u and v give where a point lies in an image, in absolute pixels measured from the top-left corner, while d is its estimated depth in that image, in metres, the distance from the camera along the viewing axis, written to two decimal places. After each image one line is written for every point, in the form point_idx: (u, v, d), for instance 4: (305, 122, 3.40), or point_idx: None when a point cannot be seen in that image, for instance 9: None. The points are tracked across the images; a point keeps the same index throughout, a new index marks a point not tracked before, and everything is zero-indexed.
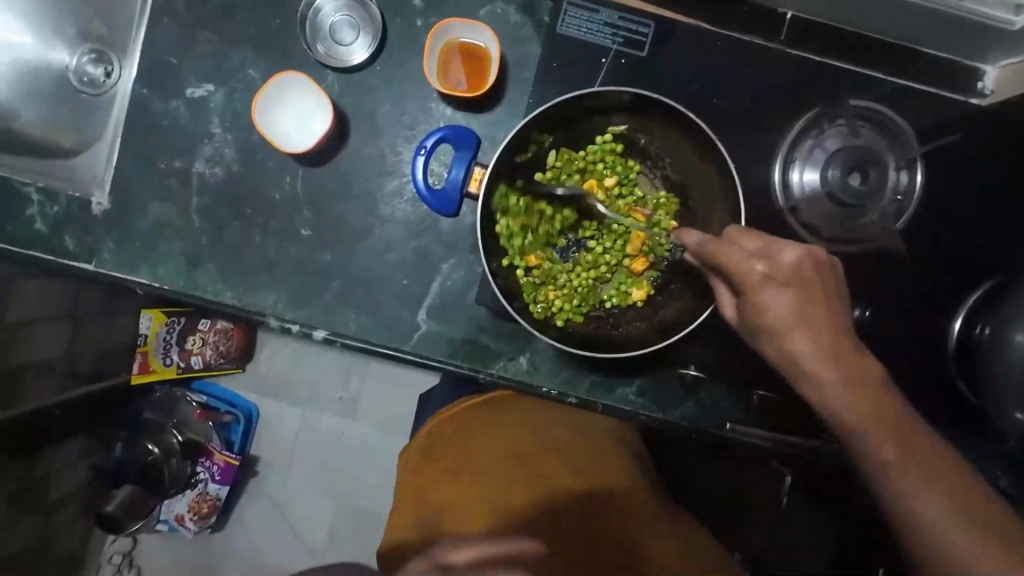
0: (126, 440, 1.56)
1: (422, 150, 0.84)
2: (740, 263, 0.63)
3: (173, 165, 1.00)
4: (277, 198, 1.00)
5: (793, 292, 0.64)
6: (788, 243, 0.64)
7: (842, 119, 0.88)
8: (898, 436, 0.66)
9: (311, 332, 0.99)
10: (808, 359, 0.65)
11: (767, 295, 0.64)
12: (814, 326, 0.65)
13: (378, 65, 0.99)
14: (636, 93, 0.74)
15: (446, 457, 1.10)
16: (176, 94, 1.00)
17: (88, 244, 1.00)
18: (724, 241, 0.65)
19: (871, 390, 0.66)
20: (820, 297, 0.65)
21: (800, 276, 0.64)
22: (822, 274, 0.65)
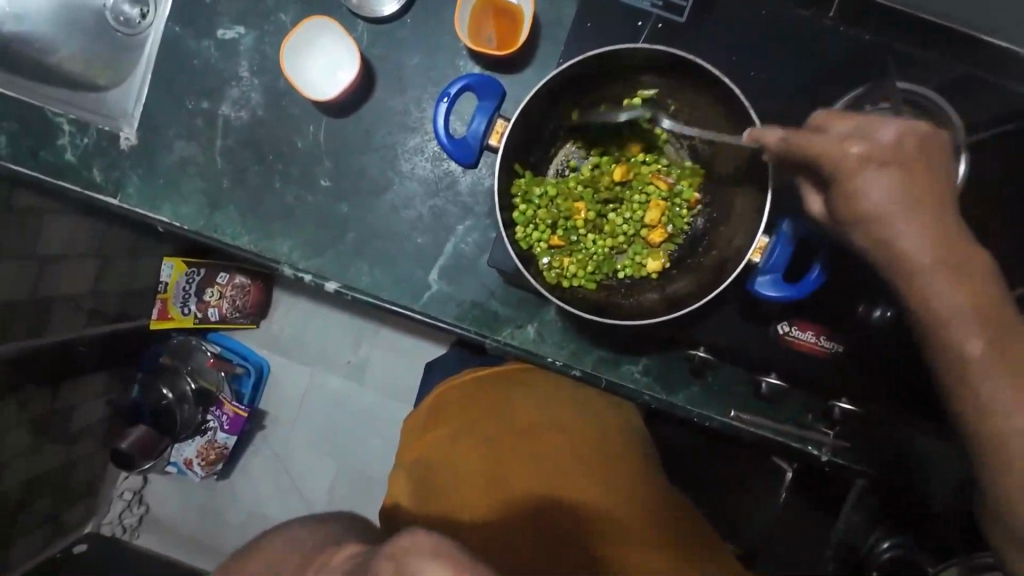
0: (142, 383, 1.61)
1: (445, 97, 0.82)
2: (830, 146, 0.58)
3: (201, 106, 1.01)
4: (300, 146, 1.00)
5: (900, 172, 0.58)
6: (883, 121, 0.59)
7: (887, 102, 0.82)
8: (986, 317, 0.59)
9: (324, 283, 1.00)
10: (915, 245, 0.58)
11: (868, 172, 0.58)
12: (924, 203, 0.58)
13: (409, 18, 0.97)
14: (670, 52, 0.70)
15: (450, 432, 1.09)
16: (208, 33, 1.00)
17: (115, 179, 1.02)
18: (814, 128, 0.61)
19: (977, 284, 0.58)
20: (921, 175, 0.59)
21: (902, 150, 0.58)
22: (926, 152, 0.60)
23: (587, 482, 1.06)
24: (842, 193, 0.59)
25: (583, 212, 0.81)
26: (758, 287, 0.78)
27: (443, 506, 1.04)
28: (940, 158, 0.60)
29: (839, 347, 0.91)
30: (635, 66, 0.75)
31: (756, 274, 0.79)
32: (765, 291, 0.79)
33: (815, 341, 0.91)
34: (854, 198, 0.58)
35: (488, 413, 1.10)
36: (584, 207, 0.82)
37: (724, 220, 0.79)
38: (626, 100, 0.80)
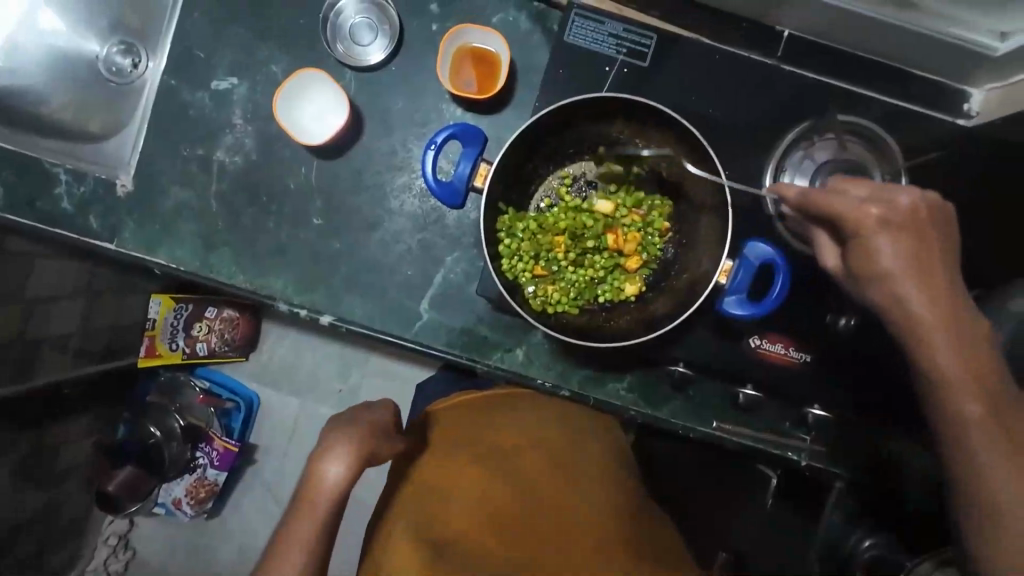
0: (132, 421, 1.59)
1: (432, 146, 0.88)
2: (846, 207, 0.65)
3: (195, 152, 1.05)
4: (292, 187, 1.05)
5: (913, 236, 0.64)
6: (903, 186, 0.65)
7: (831, 133, 0.92)
8: (999, 420, 0.64)
9: (318, 316, 1.04)
10: (925, 305, 0.64)
11: (893, 260, 0.64)
12: (959, 307, 0.65)
13: (393, 66, 1.04)
14: (636, 99, 0.77)
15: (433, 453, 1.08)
16: (202, 84, 1.06)
17: (111, 224, 1.05)
18: (834, 190, 0.67)
19: (972, 343, 0.64)
20: (940, 262, 0.65)
21: (915, 219, 0.65)
22: (940, 225, 0.66)
23: (569, 488, 1.07)
24: (863, 264, 0.67)
25: (563, 243, 0.87)
26: (726, 307, 0.83)
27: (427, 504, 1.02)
28: (948, 225, 0.66)
29: (807, 357, 0.97)
30: (607, 111, 0.82)
31: (723, 294, 0.84)
32: (733, 310, 0.83)
33: (785, 353, 0.97)
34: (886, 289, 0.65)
35: (473, 434, 1.10)
36: (564, 243, 0.87)
37: (692, 245, 0.86)
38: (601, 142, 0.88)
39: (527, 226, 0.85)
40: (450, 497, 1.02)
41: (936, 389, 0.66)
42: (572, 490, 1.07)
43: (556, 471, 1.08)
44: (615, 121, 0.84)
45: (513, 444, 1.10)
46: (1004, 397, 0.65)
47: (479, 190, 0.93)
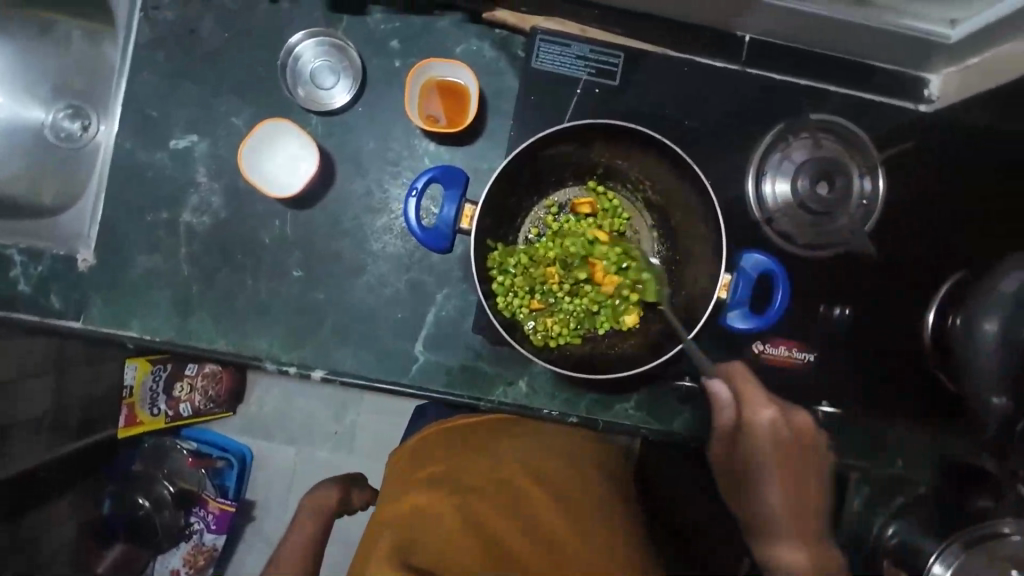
0: (116, 494, 1.49)
1: (413, 192, 0.86)
2: (751, 395, 0.91)
3: (160, 216, 1.00)
4: (267, 241, 1.01)
5: (774, 445, 0.91)
6: (798, 409, 0.93)
7: (805, 132, 0.93)
8: (800, 501, 0.93)
9: (309, 373, 0.99)
10: (766, 428, 0.91)
11: (764, 404, 0.91)
12: (795, 461, 0.93)
13: (360, 107, 1.01)
14: (615, 124, 0.77)
15: (427, 473, 1.03)
16: (160, 145, 1.01)
17: (76, 301, 0.99)
18: (743, 383, 0.91)
19: (803, 472, 0.93)
20: (797, 463, 0.93)
21: (794, 437, 0.92)
22: (808, 448, 0.94)
23: (575, 514, 0.99)
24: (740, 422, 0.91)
25: (558, 274, 0.85)
26: (729, 321, 0.85)
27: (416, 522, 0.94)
28: (815, 446, 0.94)
29: (813, 356, 0.95)
30: (585, 138, 0.81)
31: (725, 309, 0.85)
32: (737, 325, 0.84)
33: (791, 355, 0.95)
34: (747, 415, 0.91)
35: (473, 459, 1.03)
36: (559, 273, 0.86)
37: (685, 262, 0.85)
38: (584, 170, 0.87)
39: (518, 260, 0.84)
40: (436, 519, 0.94)
41: (739, 489, 0.96)
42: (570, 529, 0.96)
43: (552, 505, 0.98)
44: (593, 146, 0.83)
45: (510, 473, 1.01)
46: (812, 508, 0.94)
47: (467, 232, 0.91)
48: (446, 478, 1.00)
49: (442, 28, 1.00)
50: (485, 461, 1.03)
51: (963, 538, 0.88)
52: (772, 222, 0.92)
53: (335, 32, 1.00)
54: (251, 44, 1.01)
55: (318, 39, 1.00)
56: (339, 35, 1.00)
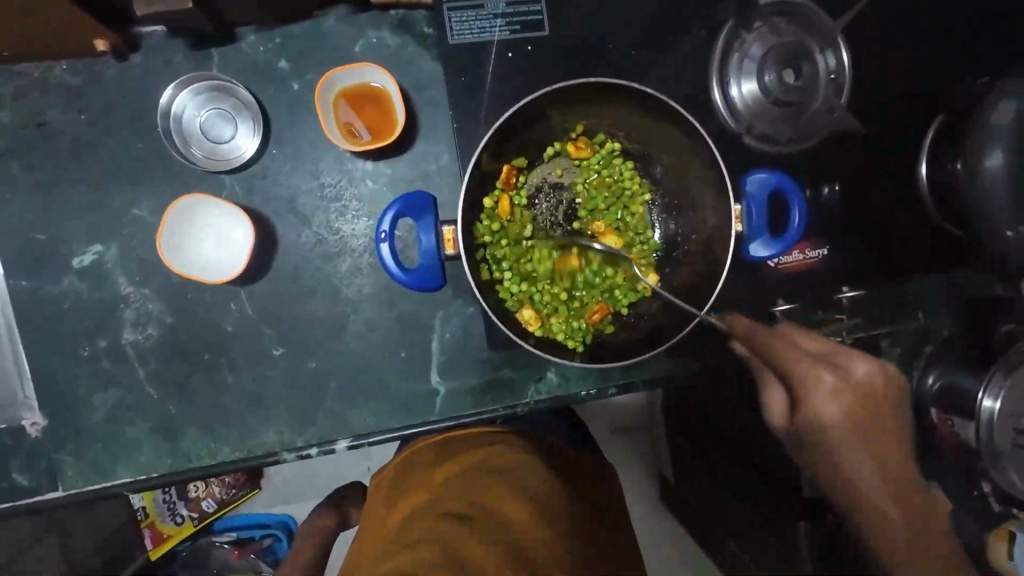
0: None
1: (383, 236, 0.76)
2: (802, 366, 0.87)
3: (98, 346, 0.87)
4: (231, 329, 0.89)
5: (852, 395, 0.88)
6: (863, 360, 0.88)
7: (756, 23, 0.87)
8: (896, 481, 0.95)
9: (332, 447, 0.91)
10: (829, 411, 0.87)
11: (817, 372, 0.86)
12: (868, 402, 0.89)
13: (274, 149, 0.88)
14: (577, 85, 0.73)
15: (406, 505, 0.82)
16: (64, 268, 0.86)
17: (46, 469, 0.86)
18: (791, 339, 0.88)
19: (878, 456, 0.92)
20: (884, 404, 0.90)
21: (865, 385, 0.89)
22: (890, 389, 0.91)
23: (585, 530, 0.84)
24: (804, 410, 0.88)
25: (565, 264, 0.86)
26: (753, 252, 0.81)
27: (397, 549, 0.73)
28: (890, 404, 0.91)
29: (824, 249, 0.93)
30: (544, 110, 0.77)
31: (745, 241, 0.82)
32: (760, 254, 0.81)
33: (805, 256, 0.93)
34: (789, 363, 0.87)
35: (471, 478, 0.82)
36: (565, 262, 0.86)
37: (686, 204, 0.83)
38: (557, 143, 0.83)
39: (519, 267, 0.84)
40: (424, 549, 0.71)
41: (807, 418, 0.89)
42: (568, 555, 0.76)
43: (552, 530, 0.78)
44: (556, 119, 0.80)
45: (505, 496, 0.80)
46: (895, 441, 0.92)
47: (454, 254, 0.82)
48: (429, 501, 0.80)
49: (332, 31, 0.86)
50: (487, 479, 0.82)
51: (1003, 364, 0.86)
52: (752, 128, 0.87)
53: (212, 73, 0.84)
54: (119, 117, 0.85)
55: (196, 88, 0.84)
56: (218, 76, 0.84)
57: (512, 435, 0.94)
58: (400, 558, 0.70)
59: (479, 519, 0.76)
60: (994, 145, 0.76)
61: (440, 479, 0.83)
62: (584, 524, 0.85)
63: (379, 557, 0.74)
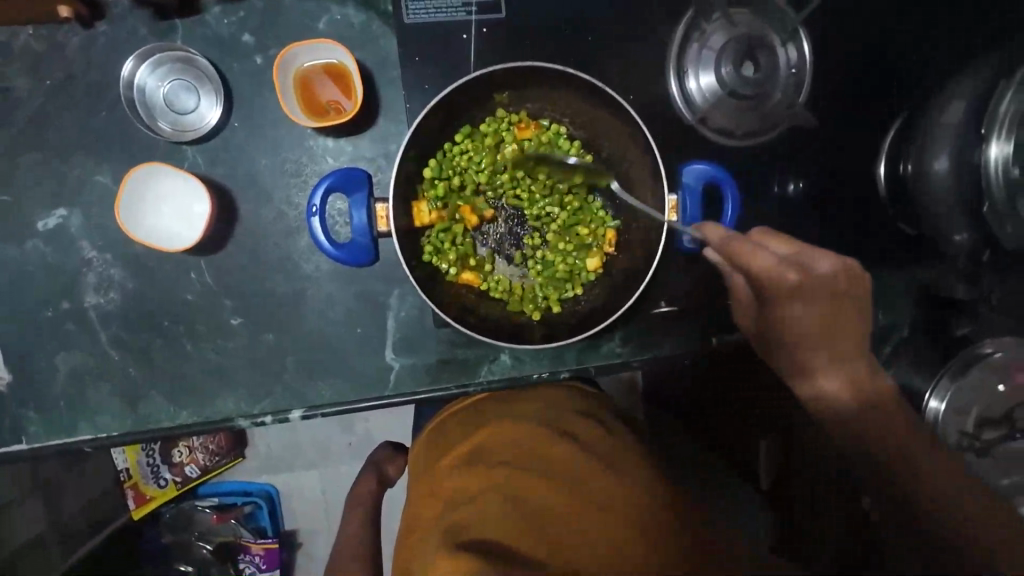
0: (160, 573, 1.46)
1: (313, 210, 0.79)
2: (773, 272, 0.72)
3: (62, 308, 0.89)
4: (192, 298, 0.91)
5: (819, 297, 0.76)
6: (821, 254, 0.75)
7: (716, 13, 0.87)
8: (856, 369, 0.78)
9: (287, 416, 0.93)
10: (799, 312, 0.76)
11: (795, 302, 0.76)
12: (835, 319, 0.78)
13: (235, 122, 0.89)
14: (513, 68, 0.75)
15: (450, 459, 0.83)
16: (28, 231, 0.88)
17: (10, 425, 0.89)
18: (759, 248, 0.72)
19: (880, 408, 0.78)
20: (849, 306, 0.78)
21: (829, 282, 0.75)
22: (854, 288, 0.77)
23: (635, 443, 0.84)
24: (778, 317, 0.78)
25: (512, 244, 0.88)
26: None
27: (456, 503, 0.75)
28: (853, 287, 0.77)
29: None
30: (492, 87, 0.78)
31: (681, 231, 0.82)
32: None
33: None
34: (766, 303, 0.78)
35: (506, 428, 0.82)
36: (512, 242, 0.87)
37: (632, 191, 0.85)
38: (500, 112, 0.84)
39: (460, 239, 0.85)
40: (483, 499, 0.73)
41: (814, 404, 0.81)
42: (628, 479, 0.76)
43: (598, 453, 0.78)
44: (491, 100, 0.82)
45: (543, 438, 0.79)
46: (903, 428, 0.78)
47: (387, 233, 0.84)
48: (469, 453, 0.80)
49: (294, 7, 0.87)
50: (520, 424, 0.82)
51: (956, 366, 0.88)
52: (707, 120, 0.87)
53: (173, 43, 0.86)
54: (83, 85, 0.86)
55: (155, 59, 0.86)
56: (179, 46, 0.86)
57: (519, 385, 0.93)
58: (459, 513, 0.72)
59: (526, 463, 0.76)
60: (943, 147, 0.76)
61: (474, 432, 0.84)
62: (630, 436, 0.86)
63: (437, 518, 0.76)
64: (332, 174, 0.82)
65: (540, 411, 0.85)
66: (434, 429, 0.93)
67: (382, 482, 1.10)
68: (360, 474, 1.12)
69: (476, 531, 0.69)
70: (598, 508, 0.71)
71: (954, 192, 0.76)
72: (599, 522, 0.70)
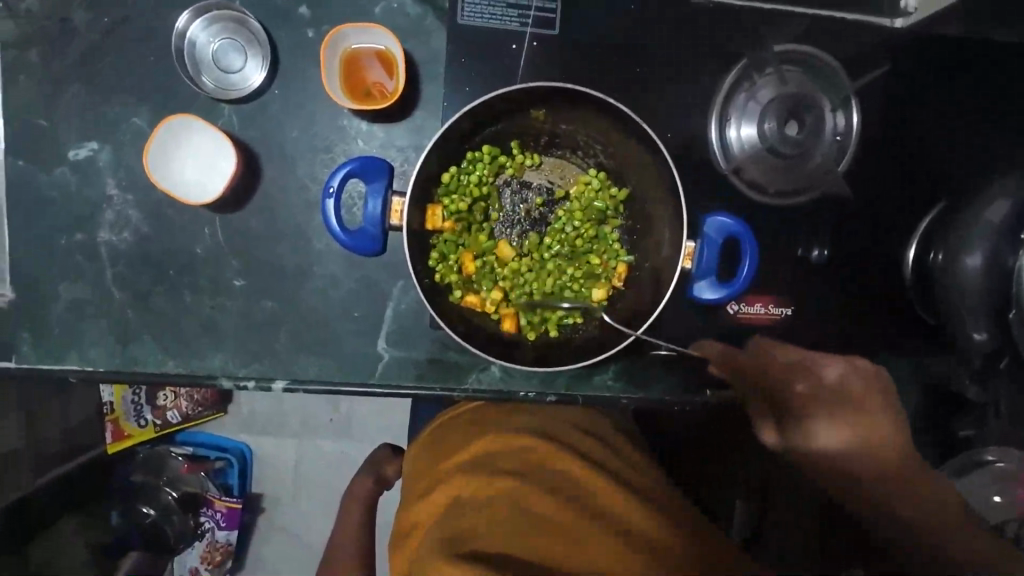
0: (123, 509, 1.46)
1: (329, 191, 0.79)
2: (710, 326, 0.90)
3: (75, 238, 0.91)
4: (201, 252, 0.92)
5: (771, 343, 0.90)
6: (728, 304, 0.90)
7: (770, 67, 0.86)
8: (837, 410, 0.89)
9: (270, 385, 0.92)
10: (746, 356, 0.90)
11: (752, 338, 0.91)
12: (790, 372, 0.89)
13: (276, 89, 0.90)
14: (549, 87, 0.75)
15: (450, 467, 0.85)
16: (58, 158, 0.90)
17: (3, 343, 0.90)
18: (762, 355, 0.89)
19: (860, 416, 0.88)
20: (875, 408, 0.89)
21: (731, 340, 0.91)
22: (776, 334, 0.91)
23: (628, 456, 0.88)
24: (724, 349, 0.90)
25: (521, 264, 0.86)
26: (697, 292, 0.81)
27: (462, 509, 0.77)
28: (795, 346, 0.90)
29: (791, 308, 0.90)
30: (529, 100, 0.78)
31: (693, 280, 0.82)
32: (704, 295, 0.81)
33: (768, 311, 0.90)
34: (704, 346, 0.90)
35: (506, 437, 0.85)
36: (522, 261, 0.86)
37: (652, 228, 0.84)
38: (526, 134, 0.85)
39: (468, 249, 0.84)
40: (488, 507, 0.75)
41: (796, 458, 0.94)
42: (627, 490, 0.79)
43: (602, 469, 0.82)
44: (526, 113, 0.81)
45: (543, 450, 0.83)
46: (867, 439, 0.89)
47: (398, 227, 0.84)
48: (471, 460, 0.83)
49: None
50: (520, 435, 0.85)
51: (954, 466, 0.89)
52: (741, 171, 0.86)
53: (231, 3, 0.87)
54: (139, 29, 0.88)
55: (211, 16, 0.87)
56: (235, 7, 0.87)
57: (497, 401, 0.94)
58: (464, 521, 0.74)
59: (527, 472, 0.79)
60: (980, 244, 0.74)
61: (475, 439, 0.87)
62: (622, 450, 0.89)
63: (438, 524, 0.77)
64: (355, 158, 0.82)
65: (537, 423, 0.89)
66: (432, 433, 0.96)
67: (380, 482, 1.14)
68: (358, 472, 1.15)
69: (479, 539, 0.71)
70: (598, 519, 0.74)
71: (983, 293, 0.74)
72: (602, 531, 0.73)
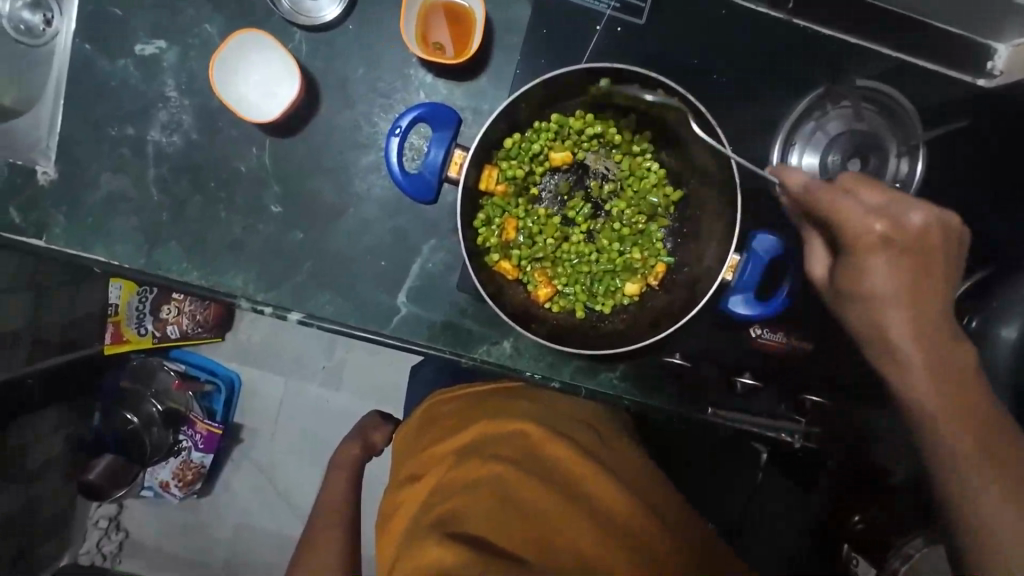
0: (104, 410, 1.49)
1: (396, 130, 0.79)
2: (853, 218, 0.59)
3: (125, 131, 0.91)
4: (243, 170, 0.92)
5: (910, 259, 0.59)
6: (917, 202, 0.59)
7: (846, 101, 0.85)
8: (949, 359, 0.62)
9: (287, 314, 0.93)
10: (884, 282, 0.60)
11: (914, 209, 0.58)
12: (930, 295, 0.61)
13: (350, 25, 0.90)
14: (630, 70, 0.74)
15: (443, 447, 0.86)
16: (125, 50, 0.90)
17: (35, 219, 0.91)
18: (842, 193, 0.60)
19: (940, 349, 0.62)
20: (936, 269, 0.60)
21: (922, 240, 0.59)
22: (947, 244, 0.60)
23: (621, 450, 0.88)
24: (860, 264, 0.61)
25: (563, 245, 0.87)
26: (730, 305, 0.82)
27: (450, 489, 0.78)
28: (951, 248, 0.61)
29: (808, 342, 0.94)
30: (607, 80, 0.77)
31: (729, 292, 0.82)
32: (738, 310, 0.82)
33: (783, 339, 0.93)
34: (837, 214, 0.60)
35: (500, 422, 0.86)
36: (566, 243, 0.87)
37: (694, 236, 0.84)
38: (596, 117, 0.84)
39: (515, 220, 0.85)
40: (475, 488, 0.76)
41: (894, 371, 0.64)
42: (615, 481, 0.79)
43: (589, 458, 0.81)
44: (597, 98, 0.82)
45: (536, 436, 0.83)
46: (974, 403, 0.63)
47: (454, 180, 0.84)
48: (465, 443, 0.84)
49: None
50: (513, 421, 0.86)
51: None
52: None
53: None
54: None
55: None
56: None
57: (509, 385, 0.96)
58: (450, 502, 0.76)
59: (517, 458, 0.80)
60: (1016, 318, 0.79)
61: (468, 421, 0.88)
62: (618, 443, 0.89)
63: (426, 504, 0.79)
64: (424, 104, 0.83)
65: (533, 409, 0.89)
66: (426, 413, 0.97)
67: (367, 448, 1.13)
68: (347, 436, 1.14)
69: (463, 522, 0.72)
70: (579, 509, 0.75)
71: (1012, 363, 0.78)
72: (586, 523, 0.73)
